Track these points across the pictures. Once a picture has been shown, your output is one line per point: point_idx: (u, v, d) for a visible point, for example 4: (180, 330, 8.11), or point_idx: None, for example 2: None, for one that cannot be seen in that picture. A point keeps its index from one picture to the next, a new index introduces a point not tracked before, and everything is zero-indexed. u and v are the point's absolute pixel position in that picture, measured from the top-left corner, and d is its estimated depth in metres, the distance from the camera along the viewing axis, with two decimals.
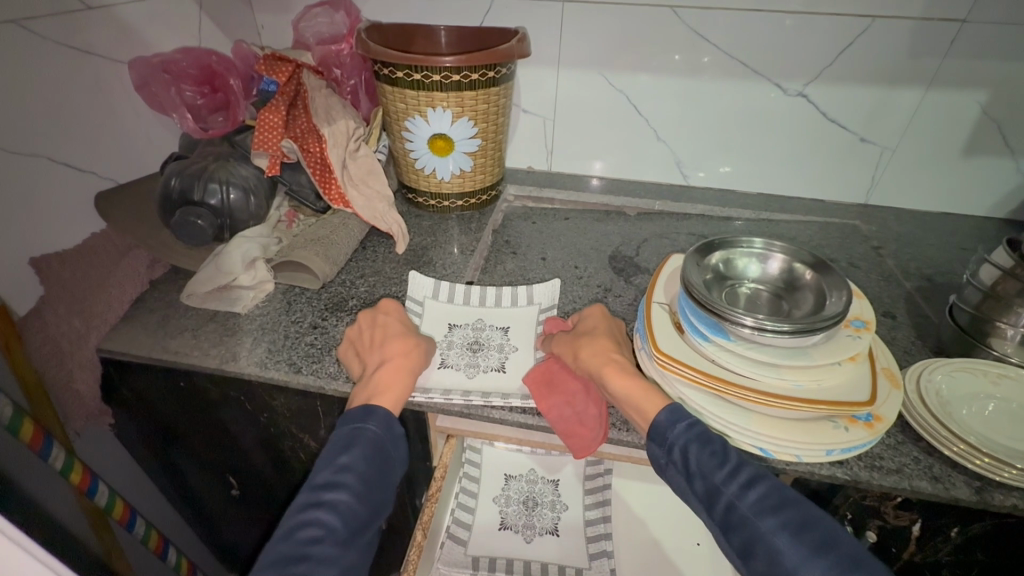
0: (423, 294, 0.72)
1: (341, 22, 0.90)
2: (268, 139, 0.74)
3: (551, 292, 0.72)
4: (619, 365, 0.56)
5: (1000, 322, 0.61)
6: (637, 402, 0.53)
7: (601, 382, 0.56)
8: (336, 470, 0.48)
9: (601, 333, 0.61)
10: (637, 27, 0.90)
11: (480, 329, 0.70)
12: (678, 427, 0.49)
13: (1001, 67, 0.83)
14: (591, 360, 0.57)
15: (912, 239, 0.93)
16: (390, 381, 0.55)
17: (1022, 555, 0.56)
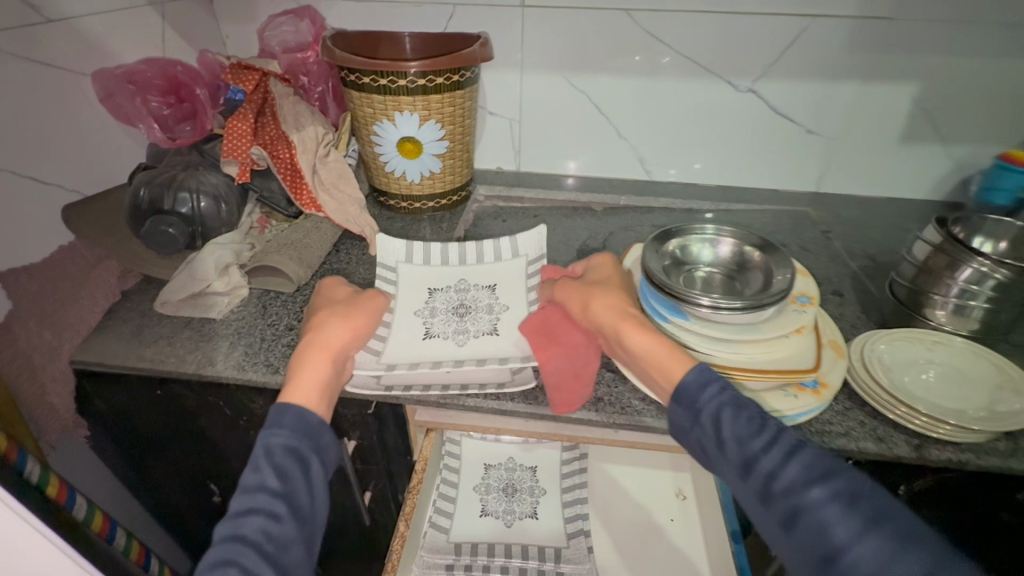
0: (396, 259, 0.73)
1: (306, 30, 0.91)
2: (235, 146, 0.77)
3: (535, 240, 0.74)
4: (636, 319, 0.56)
5: (933, 294, 0.65)
6: (658, 355, 0.53)
7: (617, 333, 0.56)
8: (248, 496, 0.46)
9: (613, 285, 0.61)
10: (594, 33, 0.94)
11: (463, 288, 0.72)
12: (708, 387, 0.49)
13: (929, 60, 0.90)
14: (607, 313, 0.57)
15: (859, 223, 0.98)
16: (298, 373, 0.54)
17: (960, 506, 0.61)
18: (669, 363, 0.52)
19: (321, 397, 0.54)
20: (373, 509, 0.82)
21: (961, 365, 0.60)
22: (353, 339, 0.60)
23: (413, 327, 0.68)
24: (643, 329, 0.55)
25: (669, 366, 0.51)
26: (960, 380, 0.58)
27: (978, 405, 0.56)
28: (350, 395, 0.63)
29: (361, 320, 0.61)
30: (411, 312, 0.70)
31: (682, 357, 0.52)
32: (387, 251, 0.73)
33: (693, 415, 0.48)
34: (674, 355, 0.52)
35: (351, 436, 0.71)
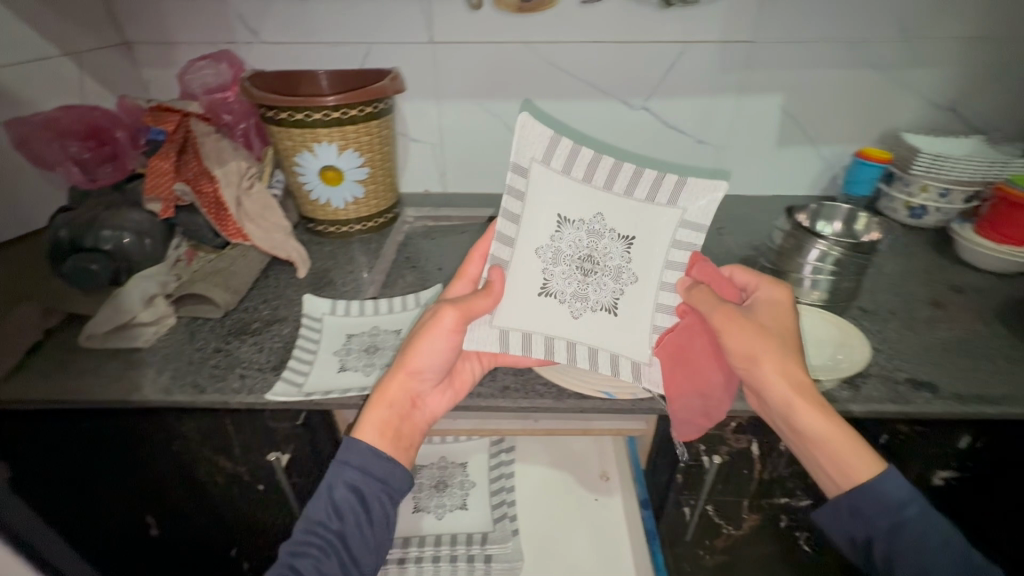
0: (531, 157, 0.64)
1: (225, 72, 0.97)
2: (159, 184, 0.81)
3: (709, 201, 0.62)
4: (809, 398, 0.57)
5: (793, 273, 0.75)
6: (834, 439, 0.55)
7: (789, 408, 0.57)
8: (331, 510, 0.56)
9: (786, 344, 0.60)
10: (500, 63, 1.03)
11: (597, 231, 0.64)
12: (898, 486, 0.52)
13: (789, 75, 1.04)
14: (778, 382, 0.58)
15: (747, 218, 1.11)
16: (381, 420, 0.60)
17: None
18: (848, 455, 0.54)
19: (390, 440, 0.60)
20: None
21: (816, 331, 0.70)
22: (428, 369, 0.63)
23: (529, 275, 0.65)
24: (812, 404, 0.57)
25: (851, 463, 0.54)
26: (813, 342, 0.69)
27: (826, 362, 0.67)
28: (275, 407, 0.66)
29: (439, 344, 0.62)
30: (526, 249, 0.65)
31: (860, 454, 0.54)
32: (520, 150, 0.64)
33: (847, 506, 0.54)
34: (855, 449, 0.54)
35: (285, 450, 0.75)
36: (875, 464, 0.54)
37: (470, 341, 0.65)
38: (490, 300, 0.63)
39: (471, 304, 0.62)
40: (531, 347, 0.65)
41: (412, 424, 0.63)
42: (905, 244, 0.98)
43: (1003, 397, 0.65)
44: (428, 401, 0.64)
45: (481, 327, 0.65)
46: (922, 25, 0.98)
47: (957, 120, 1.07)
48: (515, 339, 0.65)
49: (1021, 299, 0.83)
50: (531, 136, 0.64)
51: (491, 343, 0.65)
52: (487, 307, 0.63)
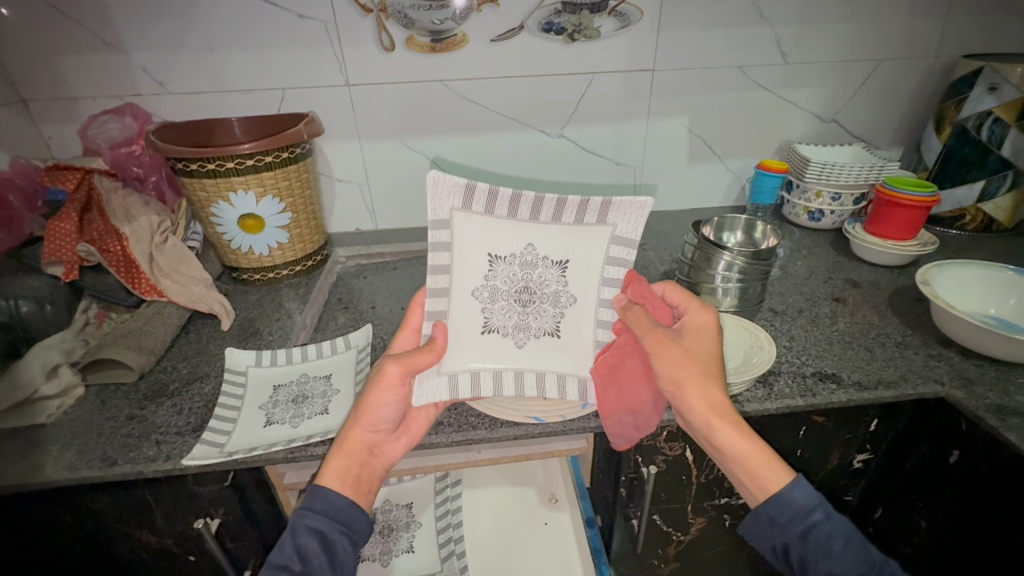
0: (450, 207, 0.64)
1: (131, 125, 0.95)
2: (60, 247, 0.77)
3: (632, 217, 0.64)
4: (730, 419, 0.56)
5: (705, 283, 0.80)
6: (752, 456, 0.54)
7: (707, 429, 0.56)
8: (297, 547, 0.54)
9: (706, 366, 0.59)
10: (419, 102, 1.06)
11: (530, 261, 0.65)
12: (801, 496, 0.52)
13: (691, 98, 1.12)
14: (697, 402, 0.57)
15: (669, 232, 1.17)
16: (342, 468, 0.59)
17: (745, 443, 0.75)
18: (764, 472, 0.54)
19: (354, 489, 0.59)
20: None
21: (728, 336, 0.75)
22: (379, 420, 0.61)
23: (469, 318, 0.65)
24: (729, 422, 0.56)
25: (767, 479, 0.53)
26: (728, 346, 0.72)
27: (741, 363, 0.70)
28: (196, 471, 0.63)
29: (390, 399, 0.61)
30: (463, 294, 0.65)
31: (774, 471, 0.53)
32: (438, 204, 0.64)
33: (767, 517, 0.53)
34: (771, 464, 0.54)
35: (215, 513, 0.70)
36: (789, 480, 0.53)
37: (419, 396, 0.63)
38: (432, 355, 0.63)
39: (412, 357, 0.61)
40: (480, 386, 0.65)
41: (373, 471, 0.61)
42: (808, 246, 1.07)
43: (896, 380, 0.71)
44: (387, 447, 0.63)
45: (427, 380, 0.64)
46: (798, 49, 1.09)
47: (841, 130, 1.19)
48: (463, 382, 0.65)
49: (908, 287, 0.92)
50: (444, 190, 0.63)
51: (441, 394, 0.64)
52: (428, 363, 0.62)
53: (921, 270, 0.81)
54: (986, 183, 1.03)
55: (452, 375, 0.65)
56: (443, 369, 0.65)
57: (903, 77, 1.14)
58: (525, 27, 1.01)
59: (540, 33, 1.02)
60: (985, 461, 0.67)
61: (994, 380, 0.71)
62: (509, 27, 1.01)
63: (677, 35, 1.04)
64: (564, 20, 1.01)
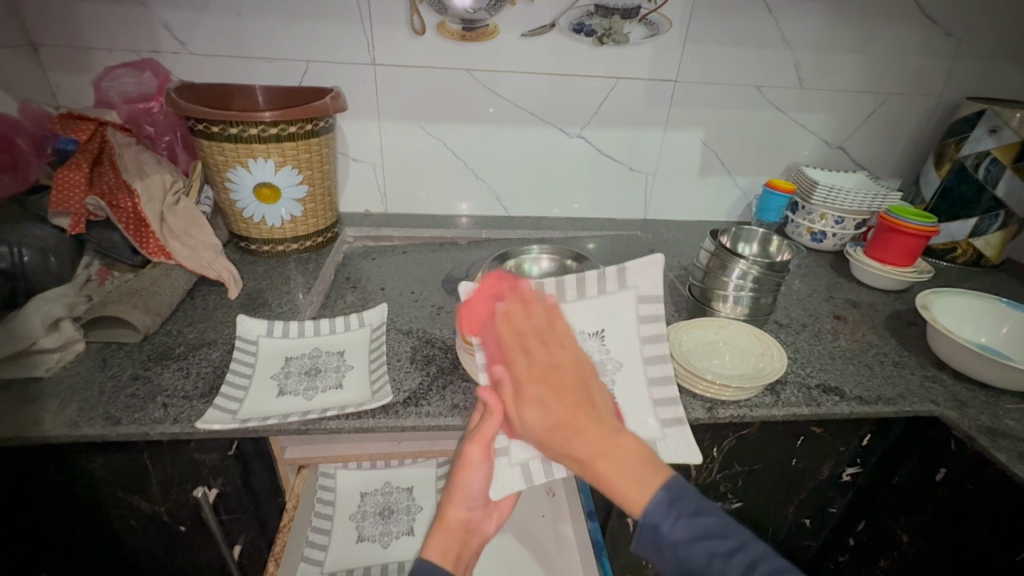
0: None
1: (149, 81, 0.92)
2: (68, 198, 0.74)
3: (651, 275, 0.66)
4: (586, 448, 0.48)
5: (718, 290, 0.82)
6: (618, 466, 0.47)
7: (578, 458, 0.49)
8: None
9: (546, 387, 0.52)
10: (443, 88, 1.06)
11: None
12: (659, 522, 0.45)
13: (708, 112, 1.14)
14: (535, 408, 0.52)
15: (676, 241, 1.19)
16: (443, 545, 0.59)
17: (745, 449, 0.77)
18: (628, 487, 0.46)
19: (454, 568, 0.59)
20: (244, 562, 0.77)
21: (739, 344, 0.77)
22: (470, 496, 0.60)
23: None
24: (599, 431, 0.49)
25: (632, 496, 0.46)
26: (739, 356, 0.74)
27: (752, 370, 0.72)
28: (204, 436, 0.61)
29: (476, 477, 0.59)
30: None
31: (646, 480, 0.47)
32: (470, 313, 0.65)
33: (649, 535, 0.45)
34: (641, 481, 0.46)
35: (213, 483, 0.68)
36: (652, 492, 0.46)
37: (497, 490, 0.58)
38: (495, 421, 0.57)
39: (478, 429, 0.58)
40: (554, 471, 0.58)
41: (471, 547, 0.62)
42: (810, 265, 1.10)
43: (894, 397, 0.74)
44: (483, 523, 0.63)
45: (501, 469, 0.59)
46: (815, 76, 1.12)
47: (846, 157, 1.23)
48: (537, 467, 0.59)
49: (903, 312, 0.96)
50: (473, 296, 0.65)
51: (516, 483, 0.58)
52: (493, 433, 0.58)
53: (921, 295, 0.85)
54: (979, 220, 1.08)
55: (524, 462, 0.59)
56: (514, 458, 0.59)
57: (909, 113, 1.19)
58: (556, 26, 1.02)
59: (569, 33, 1.03)
60: (971, 479, 0.70)
61: (984, 404, 0.75)
62: (540, 24, 1.01)
63: (703, 50, 1.07)
64: (595, 23, 1.02)
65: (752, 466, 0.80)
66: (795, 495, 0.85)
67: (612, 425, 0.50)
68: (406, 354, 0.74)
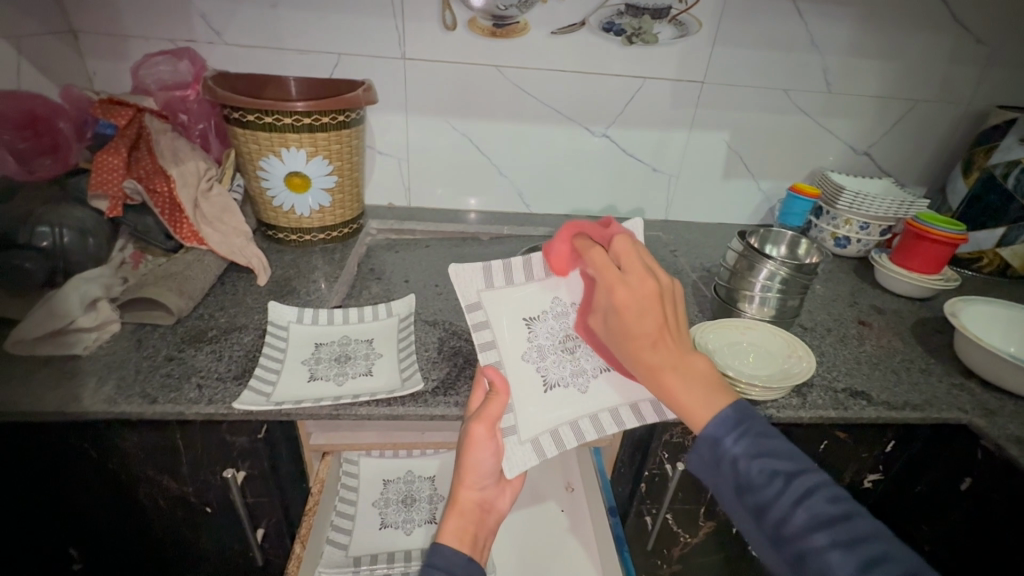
0: (476, 289, 0.64)
1: (185, 70, 0.93)
2: (107, 180, 0.75)
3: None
4: (659, 359, 0.48)
5: (745, 291, 0.82)
6: (690, 385, 0.48)
7: (652, 372, 0.49)
8: None
9: (638, 296, 0.49)
10: (471, 83, 1.06)
11: (563, 311, 0.64)
12: (721, 437, 0.46)
13: (734, 114, 1.14)
14: (622, 318, 0.50)
15: (697, 243, 1.18)
16: (460, 527, 0.55)
17: None
18: (694, 403, 0.47)
19: (473, 552, 0.54)
20: (267, 546, 0.78)
21: (763, 344, 0.77)
22: (482, 477, 0.57)
23: (527, 379, 0.62)
24: (675, 347, 0.49)
25: (698, 412, 0.47)
26: (767, 356, 0.74)
27: (779, 371, 0.72)
28: (238, 417, 0.63)
29: (486, 456, 0.57)
30: (513, 359, 0.63)
31: (714, 399, 0.47)
32: (464, 291, 0.64)
33: (708, 448, 0.47)
34: (708, 401, 0.47)
35: (242, 465, 0.69)
36: (718, 411, 0.47)
37: (510, 468, 0.58)
38: (500, 399, 0.58)
39: (484, 408, 0.58)
40: (563, 441, 0.60)
41: (487, 528, 0.58)
42: (833, 270, 1.10)
43: (921, 404, 0.74)
44: (497, 501, 0.59)
45: (511, 448, 0.59)
46: (843, 80, 1.12)
47: (872, 163, 1.22)
48: (547, 443, 0.60)
49: (928, 319, 0.95)
50: (466, 278, 0.63)
51: (529, 460, 0.59)
52: (500, 410, 0.58)
53: (948, 303, 0.84)
54: (1007, 229, 1.07)
55: (534, 439, 0.60)
56: (523, 436, 0.60)
57: (938, 120, 1.18)
58: (587, 24, 1.02)
59: (599, 32, 1.03)
60: (997, 488, 0.70)
61: (1012, 413, 0.74)
62: (571, 22, 1.02)
63: (731, 51, 1.07)
64: (625, 22, 1.02)
65: None
66: None
67: (686, 343, 0.50)
68: (434, 345, 0.75)
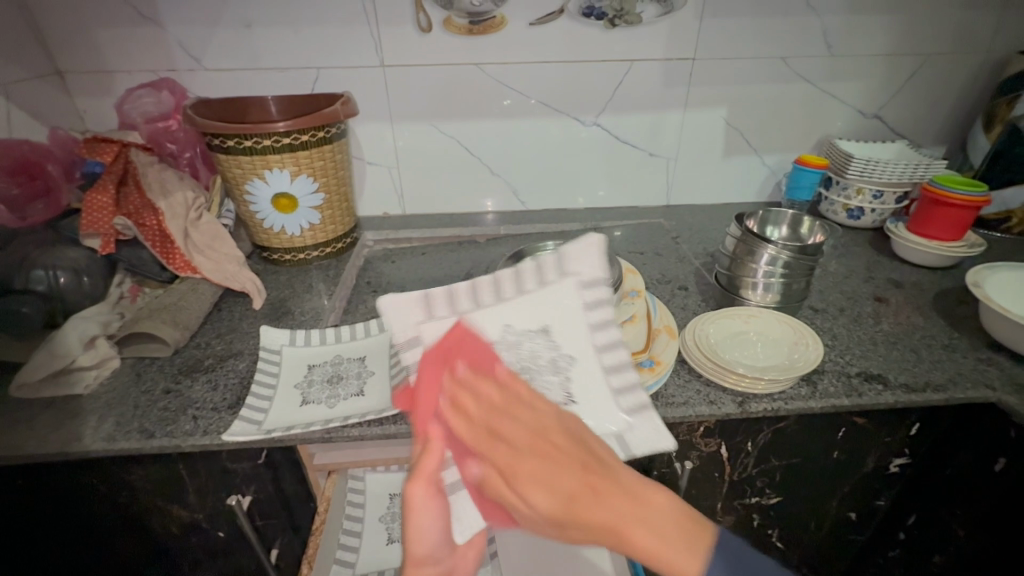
0: (414, 323, 0.57)
1: (167, 100, 0.94)
2: (98, 220, 0.77)
3: (592, 258, 0.60)
4: (604, 490, 0.41)
5: (746, 277, 0.78)
6: (658, 533, 0.39)
7: (613, 534, 0.40)
8: None
9: (557, 458, 0.42)
10: (452, 84, 1.04)
11: (517, 342, 0.58)
12: None
13: (730, 89, 1.09)
14: (542, 505, 0.41)
15: (701, 227, 1.14)
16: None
17: (782, 444, 0.74)
18: (677, 556, 0.39)
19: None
20: (280, 565, 0.79)
21: (768, 333, 0.73)
22: (431, 547, 0.48)
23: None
24: (617, 491, 0.41)
25: (674, 562, 0.38)
26: (772, 345, 0.71)
27: (785, 361, 0.69)
28: (234, 447, 0.63)
29: (430, 522, 0.48)
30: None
31: (691, 549, 0.39)
32: (401, 326, 0.57)
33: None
34: (689, 546, 0.39)
35: (247, 491, 0.70)
36: (706, 560, 0.39)
37: (461, 531, 0.51)
38: (437, 450, 0.48)
39: (420, 463, 0.47)
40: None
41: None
42: (847, 244, 1.04)
43: (944, 383, 0.69)
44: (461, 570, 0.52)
45: (461, 504, 0.51)
46: (845, 41, 1.05)
47: (883, 127, 1.16)
48: None
49: (952, 290, 0.90)
50: (405, 309, 0.57)
51: (485, 515, 0.51)
52: (437, 465, 0.48)
53: (971, 272, 0.79)
54: None
55: None
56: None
57: (953, 74, 1.10)
58: (565, 11, 0.99)
59: (579, 17, 0.99)
60: None
61: None
62: (549, 11, 0.98)
63: (722, 22, 1.01)
64: (606, 4, 0.98)
65: (789, 462, 0.76)
66: (838, 488, 0.80)
67: (626, 483, 0.42)
68: None
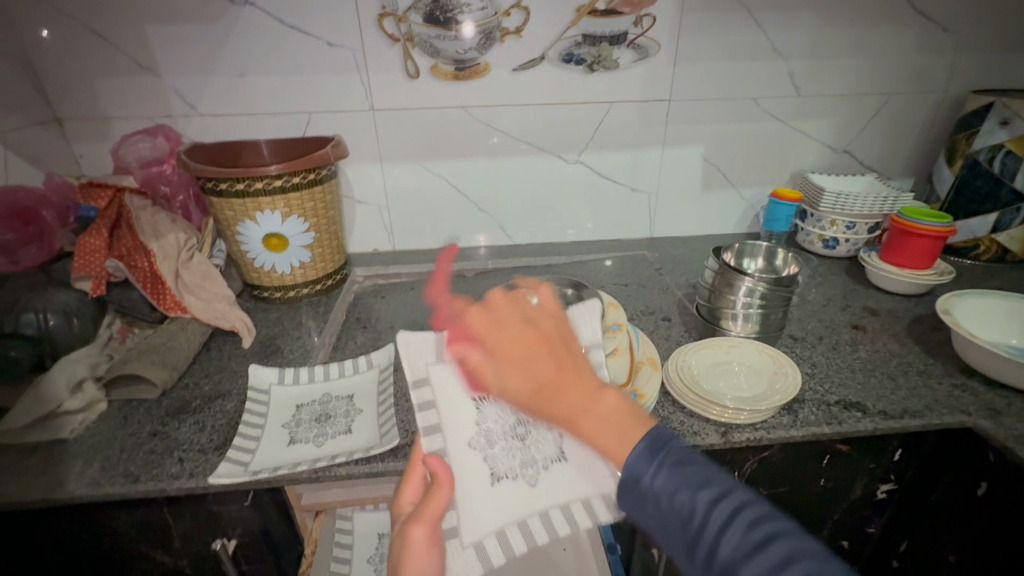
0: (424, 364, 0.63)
1: (162, 145, 0.97)
2: (89, 262, 0.79)
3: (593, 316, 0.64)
4: (573, 384, 0.51)
5: (724, 310, 0.81)
6: (603, 424, 0.49)
7: (568, 417, 0.50)
8: None
9: (541, 342, 0.54)
10: (439, 126, 1.09)
11: None
12: (659, 488, 0.45)
13: (705, 127, 1.14)
14: (515, 384, 0.53)
15: (683, 258, 1.18)
16: None
17: (768, 473, 0.75)
18: (612, 439, 0.48)
19: None
20: None
21: (749, 363, 0.75)
22: None
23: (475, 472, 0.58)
24: (580, 390, 0.51)
25: (611, 447, 0.47)
26: (753, 375, 0.73)
27: (765, 390, 0.70)
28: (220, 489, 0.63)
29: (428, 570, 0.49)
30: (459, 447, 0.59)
31: (631, 433, 0.47)
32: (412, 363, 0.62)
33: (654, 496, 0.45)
34: (631, 429, 0.48)
35: (231, 534, 0.69)
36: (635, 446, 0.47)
37: None
38: (443, 494, 0.52)
39: (423, 508, 0.52)
40: (512, 547, 0.54)
41: None
42: (824, 273, 1.08)
43: (922, 410, 0.71)
44: None
45: (453, 553, 0.53)
46: (811, 81, 1.11)
47: (853, 160, 1.21)
48: (494, 547, 0.54)
49: (926, 316, 0.92)
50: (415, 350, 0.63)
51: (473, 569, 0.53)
52: (440, 510, 0.52)
53: (942, 299, 0.81)
54: (1000, 214, 1.04)
55: (478, 544, 0.54)
56: (466, 539, 0.54)
57: (915, 110, 1.16)
58: (547, 58, 1.04)
59: (560, 63, 1.05)
60: (1014, 493, 0.66)
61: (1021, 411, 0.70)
62: (530, 58, 1.04)
63: (694, 65, 1.07)
64: (585, 51, 1.04)
65: (777, 491, 0.77)
66: (827, 516, 0.81)
67: (593, 381, 0.52)
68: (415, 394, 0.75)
